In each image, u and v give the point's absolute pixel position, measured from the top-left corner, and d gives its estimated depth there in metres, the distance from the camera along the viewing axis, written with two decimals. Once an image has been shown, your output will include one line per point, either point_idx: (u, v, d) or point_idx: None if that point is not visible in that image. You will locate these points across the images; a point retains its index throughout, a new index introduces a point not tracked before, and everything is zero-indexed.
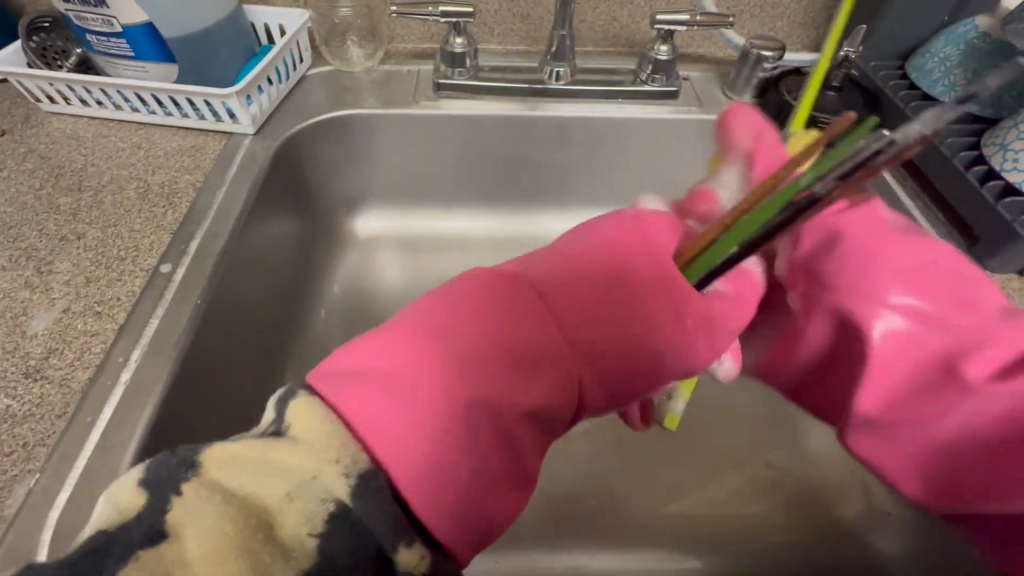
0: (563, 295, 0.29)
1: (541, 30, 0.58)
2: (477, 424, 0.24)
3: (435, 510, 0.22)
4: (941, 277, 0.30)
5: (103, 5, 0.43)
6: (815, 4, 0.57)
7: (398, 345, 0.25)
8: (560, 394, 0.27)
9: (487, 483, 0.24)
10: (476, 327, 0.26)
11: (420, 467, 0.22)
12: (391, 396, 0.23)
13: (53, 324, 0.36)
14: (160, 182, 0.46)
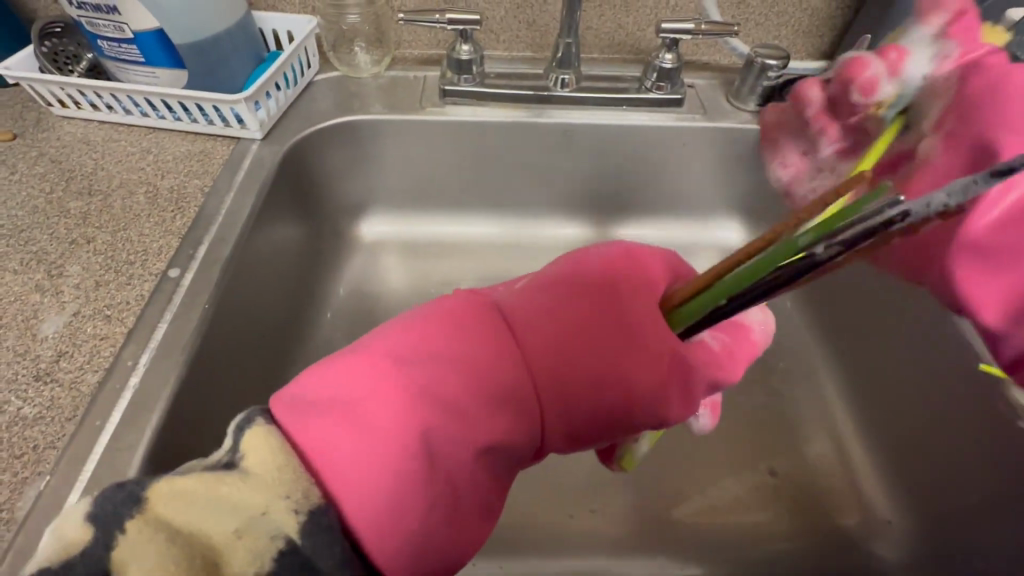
0: (531, 327, 0.29)
1: (547, 36, 0.59)
2: (431, 464, 0.24)
3: (383, 548, 0.24)
4: None
5: (115, 12, 0.44)
6: (820, 13, 0.57)
7: (358, 380, 0.26)
8: (519, 431, 0.27)
9: (442, 521, 0.25)
10: (441, 359, 0.27)
11: (366, 507, 0.23)
12: (346, 433, 0.24)
13: (63, 327, 0.37)
14: (169, 186, 0.46)
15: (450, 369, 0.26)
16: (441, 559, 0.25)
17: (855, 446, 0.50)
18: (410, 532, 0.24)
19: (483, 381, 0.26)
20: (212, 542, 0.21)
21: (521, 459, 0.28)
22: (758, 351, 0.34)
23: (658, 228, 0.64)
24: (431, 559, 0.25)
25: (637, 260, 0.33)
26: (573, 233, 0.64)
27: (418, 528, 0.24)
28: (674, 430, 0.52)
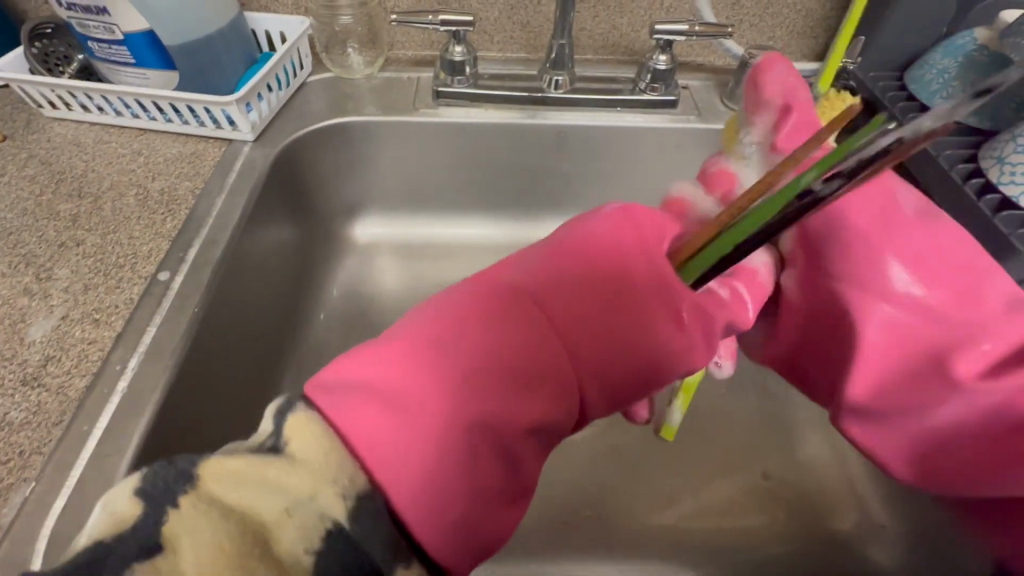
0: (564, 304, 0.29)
1: (540, 38, 0.58)
2: (474, 444, 0.25)
3: (440, 533, 0.23)
4: (947, 259, 0.32)
5: (104, 13, 0.44)
6: (814, 14, 0.57)
7: (396, 366, 0.25)
8: (559, 408, 0.27)
9: (491, 502, 0.25)
10: (478, 340, 0.26)
11: (419, 490, 0.23)
12: (387, 417, 0.23)
13: (51, 331, 0.37)
14: (160, 188, 0.46)
15: (489, 349, 0.26)
16: (485, 541, 0.25)
17: (850, 448, 0.50)
18: (464, 514, 0.24)
19: (523, 357, 0.27)
20: (262, 519, 0.21)
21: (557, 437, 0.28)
22: (766, 292, 0.34)
23: None
24: (476, 542, 0.24)
25: (636, 223, 0.32)
26: None
27: (471, 511, 0.24)
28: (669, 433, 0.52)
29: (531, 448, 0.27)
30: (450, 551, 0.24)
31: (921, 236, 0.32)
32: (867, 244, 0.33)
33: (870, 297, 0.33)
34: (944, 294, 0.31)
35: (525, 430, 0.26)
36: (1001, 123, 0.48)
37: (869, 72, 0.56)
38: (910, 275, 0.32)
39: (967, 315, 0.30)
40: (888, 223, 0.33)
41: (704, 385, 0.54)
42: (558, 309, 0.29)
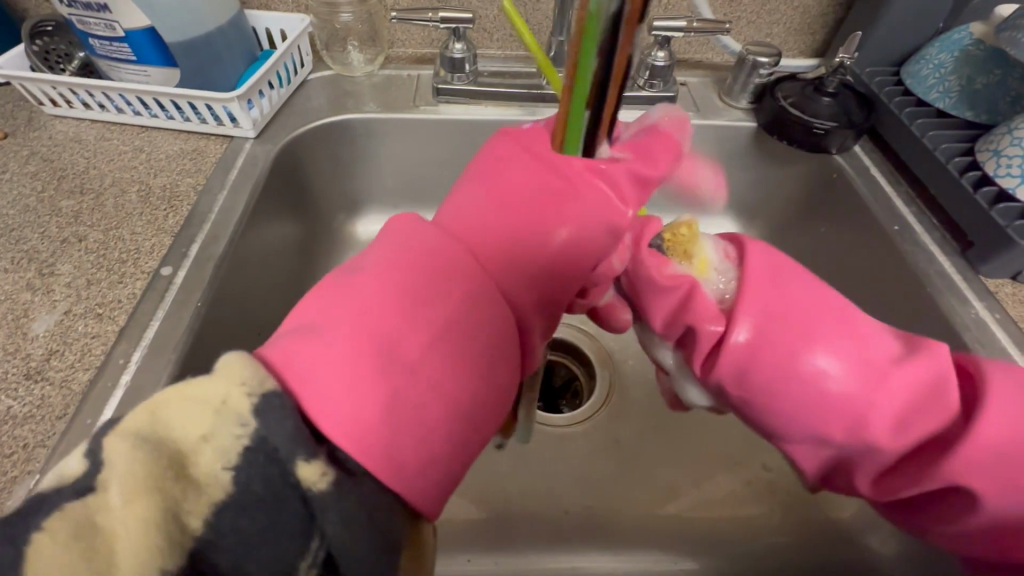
0: (474, 219, 0.29)
1: (540, 35, 0.59)
2: (398, 357, 0.24)
3: (361, 446, 0.22)
4: (807, 327, 0.26)
5: (106, 10, 0.44)
6: (812, 11, 0.57)
7: (329, 300, 0.25)
8: (486, 320, 0.27)
9: (418, 412, 0.23)
10: (385, 259, 0.27)
11: (336, 399, 0.22)
12: (315, 343, 0.23)
13: (53, 326, 0.37)
14: (162, 185, 0.46)
15: (396, 264, 0.27)
16: (428, 467, 0.24)
17: None
18: (385, 422, 0.22)
19: (430, 268, 0.26)
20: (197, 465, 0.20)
21: (497, 360, 0.27)
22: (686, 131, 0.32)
23: None
24: (416, 468, 0.23)
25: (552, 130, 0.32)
26: None
27: (392, 417, 0.23)
28: (668, 427, 0.52)
29: (454, 352, 0.25)
30: (377, 467, 0.22)
31: (803, 326, 0.26)
32: (780, 338, 0.26)
33: (785, 404, 0.27)
34: (833, 393, 0.26)
35: (438, 333, 0.25)
36: (998, 116, 0.48)
37: (867, 68, 0.56)
38: (813, 357, 0.26)
39: (885, 405, 0.25)
40: (793, 307, 0.27)
41: None
42: (467, 225, 0.29)
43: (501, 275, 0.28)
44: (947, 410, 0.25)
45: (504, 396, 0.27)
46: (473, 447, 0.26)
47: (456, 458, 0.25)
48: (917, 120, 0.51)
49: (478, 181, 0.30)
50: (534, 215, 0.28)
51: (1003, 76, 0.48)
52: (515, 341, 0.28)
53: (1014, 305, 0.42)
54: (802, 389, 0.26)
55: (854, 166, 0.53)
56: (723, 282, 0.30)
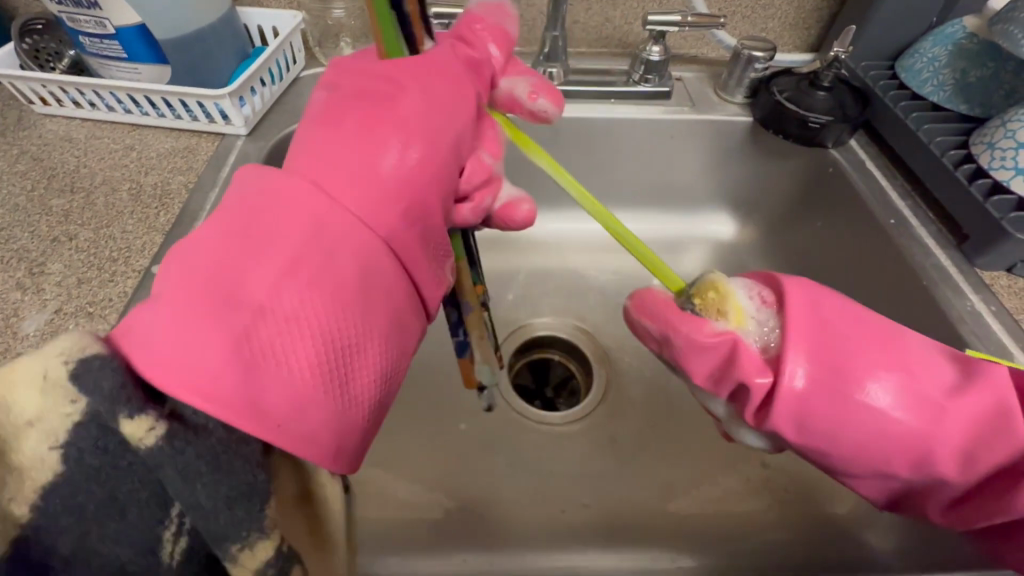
0: (320, 157, 0.26)
1: (534, 30, 0.59)
2: (261, 308, 0.23)
3: (215, 399, 0.21)
4: (871, 362, 0.28)
5: (95, 7, 0.43)
6: (806, 6, 0.57)
7: (179, 271, 0.23)
8: (353, 256, 0.25)
9: (277, 352, 0.22)
10: (230, 217, 0.25)
11: (177, 355, 0.21)
12: (162, 319, 0.22)
13: (44, 325, 0.36)
14: (153, 183, 0.46)
15: (240, 216, 0.25)
16: (333, 406, 0.24)
17: None
18: (237, 367, 0.21)
19: (275, 209, 0.25)
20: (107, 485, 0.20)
21: (380, 288, 0.26)
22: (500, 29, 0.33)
23: (648, 224, 0.63)
24: (319, 411, 0.23)
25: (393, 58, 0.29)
26: (563, 226, 0.63)
27: (247, 364, 0.22)
28: (665, 425, 0.52)
29: (315, 289, 0.24)
30: (240, 416, 0.21)
31: (863, 365, 0.28)
32: (853, 382, 0.27)
33: (863, 444, 0.28)
34: (893, 430, 0.27)
35: (289, 271, 0.23)
36: (992, 109, 0.48)
37: (861, 62, 0.56)
38: (880, 391, 0.27)
39: (948, 439, 0.27)
40: (851, 346, 0.28)
41: None
42: (315, 166, 0.26)
43: (357, 206, 0.26)
44: (1018, 436, 0.26)
45: (398, 329, 0.27)
46: (364, 386, 0.25)
47: (346, 399, 0.24)
48: (912, 115, 0.50)
49: (327, 126, 0.28)
50: (375, 141, 0.27)
51: (996, 69, 0.48)
52: (390, 272, 0.26)
53: (1010, 297, 0.42)
54: (866, 428, 0.27)
55: (849, 160, 0.53)
56: (764, 328, 0.29)
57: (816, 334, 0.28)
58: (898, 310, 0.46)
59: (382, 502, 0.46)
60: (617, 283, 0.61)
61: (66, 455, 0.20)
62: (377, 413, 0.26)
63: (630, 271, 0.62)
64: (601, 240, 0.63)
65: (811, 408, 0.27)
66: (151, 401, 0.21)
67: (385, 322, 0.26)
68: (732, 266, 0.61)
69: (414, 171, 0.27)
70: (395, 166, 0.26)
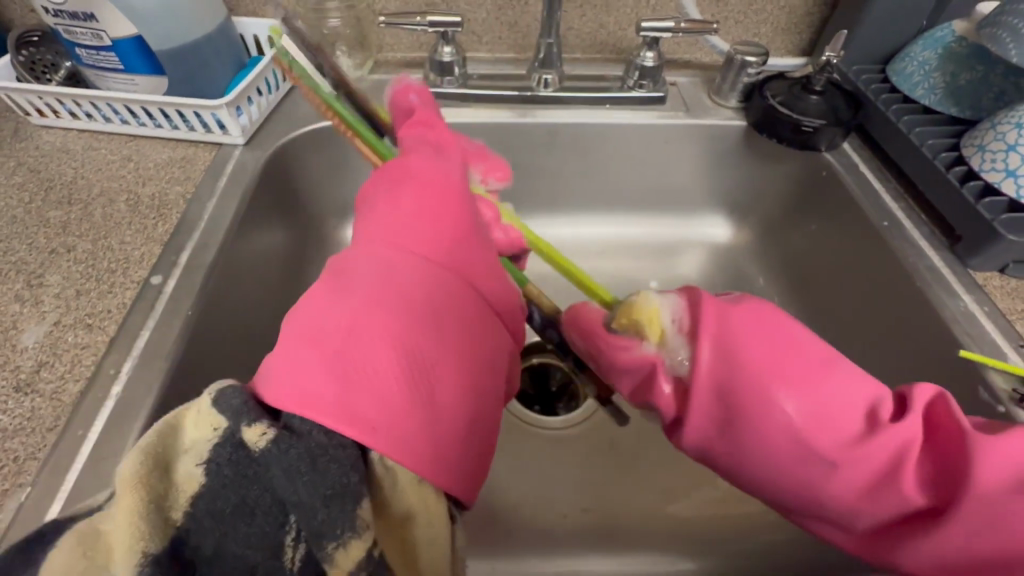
0: (385, 213, 0.30)
1: (528, 37, 0.59)
2: (361, 334, 0.25)
3: (319, 408, 0.23)
4: (787, 386, 0.26)
5: (93, 19, 0.44)
6: (798, 10, 0.58)
7: (296, 316, 0.26)
8: (437, 287, 0.28)
9: (375, 369, 0.24)
10: (335, 267, 0.28)
11: (299, 380, 0.23)
12: (289, 353, 0.24)
13: (43, 337, 0.36)
14: (151, 194, 0.46)
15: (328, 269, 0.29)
16: (431, 418, 0.25)
17: None
18: (335, 381, 0.23)
19: (353, 257, 0.29)
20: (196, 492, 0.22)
21: (460, 313, 0.28)
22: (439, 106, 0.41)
23: (643, 227, 0.64)
24: (419, 421, 0.24)
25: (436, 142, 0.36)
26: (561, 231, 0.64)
27: (353, 382, 0.24)
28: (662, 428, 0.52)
29: (391, 312, 0.26)
30: (338, 424, 0.23)
31: (764, 401, 0.26)
32: (759, 404, 0.26)
33: (773, 465, 0.27)
34: (797, 464, 0.26)
35: (384, 301, 0.26)
36: (982, 112, 0.49)
37: (853, 66, 0.57)
38: (792, 417, 0.26)
39: (858, 476, 0.26)
40: (753, 381, 0.26)
41: None
42: (398, 216, 0.30)
43: (416, 246, 0.29)
44: (908, 498, 0.25)
45: (479, 349, 0.29)
46: (446, 394, 0.26)
47: (433, 412, 0.25)
48: (904, 117, 0.51)
49: (379, 191, 0.32)
50: (441, 193, 0.31)
51: (985, 72, 0.49)
52: (450, 297, 0.28)
53: (1003, 298, 0.42)
54: (760, 459, 0.27)
55: (842, 163, 0.54)
56: (678, 351, 0.29)
57: (720, 355, 0.27)
58: (891, 311, 0.46)
59: None
60: (614, 286, 0.61)
61: (205, 469, 0.22)
62: (467, 434, 0.27)
63: (626, 274, 0.62)
64: (596, 244, 0.63)
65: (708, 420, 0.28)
66: (272, 416, 0.23)
67: (467, 343, 0.28)
68: (727, 268, 0.62)
69: (453, 217, 0.31)
70: (437, 213, 0.30)
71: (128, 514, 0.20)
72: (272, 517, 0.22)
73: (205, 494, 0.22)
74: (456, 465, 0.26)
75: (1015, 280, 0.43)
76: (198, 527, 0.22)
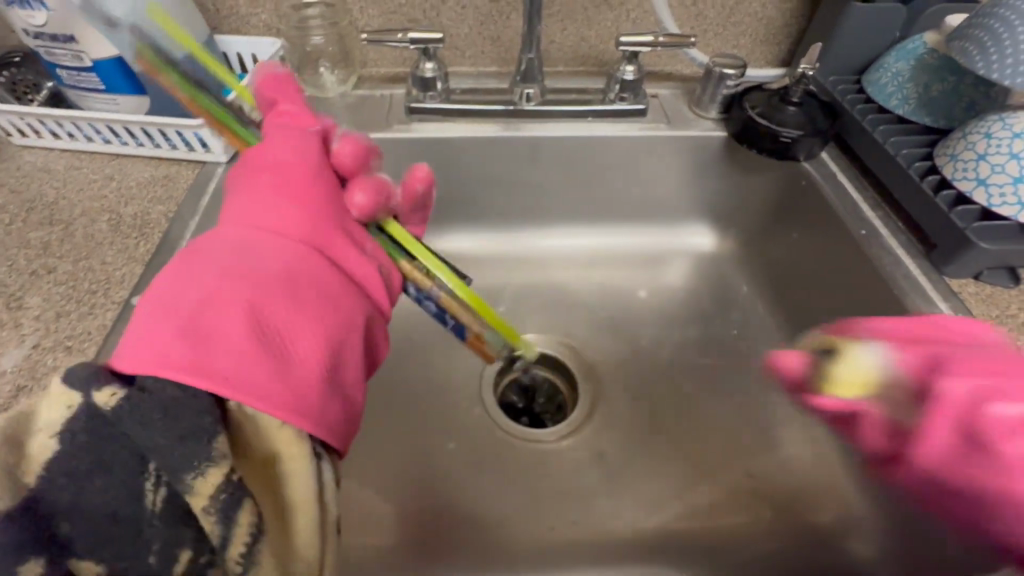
0: (245, 207, 0.33)
1: (511, 51, 0.60)
2: (216, 308, 0.28)
3: (174, 369, 0.25)
4: None
5: (73, 41, 0.44)
6: (775, 22, 0.59)
7: (153, 300, 0.28)
8: (293, 266, 0.31)
9: (228, 335, 0.27)
10: (190, 257, 0.31)
11: (152, 351, 0.26)
12: (146, 330, 0.27)
13: (21, 361, 0.36)
14: (133, 213, 0.46)
15: (182, 264, 0.30)
16: (287, 370, 0.28)
17: (829, 444, 0.50)
18: (192, 345, 0.26)
19: (211, 249, 0.31)
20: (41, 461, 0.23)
21: (317, 285, 0.32)
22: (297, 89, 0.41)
23: (629, 237, 0.64)
24: (278, 374, 0.28)
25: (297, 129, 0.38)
26: (548, 242, 0.64)
27: (204, 349, 0.26)
28: (649, 436, 0.52)
29: (248, 286, 0.29)
30: (197, 380, 0.25)
31: (987, 464, 0.25)
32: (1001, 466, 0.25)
33: (986, 513, 0.27)
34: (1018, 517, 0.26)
35: (234, 278, 0.29)
36: (955, 122, 0.50)
37: (830, 76, 0.58)
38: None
39: None
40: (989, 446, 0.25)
41: (685, 386, 0.55)
42: (252, 210, 0.33)
43: (277, 232, 0.33)
44: None
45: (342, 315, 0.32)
46: (304, 351, 0.29)
47: (295, 366, 0.29)
48: (879, 128, 0.52)
49: (242, 189, 0.35)
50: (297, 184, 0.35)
51: (956, 82, 0.49)
52: (310, 273, 0.32)
53: (978, 304, 0.43)
54: (974, 508, 0.27)
55: (820, 172, 0.55)
56: (909, 407, 0.26)
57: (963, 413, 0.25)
58: (870, 318, 0.47)
59: (367, 527, 0.46)
60: (601, 297, 0.62)
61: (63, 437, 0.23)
62: (328, 388, 0.30)
63: (614, 283, 0.63)
64: (583, 255, 0.64)
65: (932, 472, 0.27)
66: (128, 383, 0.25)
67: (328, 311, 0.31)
68: (710, 276, 0.63)
69: (316, 205, 0.35)
70: (299, 200, 0.34)
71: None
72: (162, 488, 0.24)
73: (58, 458, 0.23)
74: (318, 413, 0.29)
75: (990, 287, 0.44)
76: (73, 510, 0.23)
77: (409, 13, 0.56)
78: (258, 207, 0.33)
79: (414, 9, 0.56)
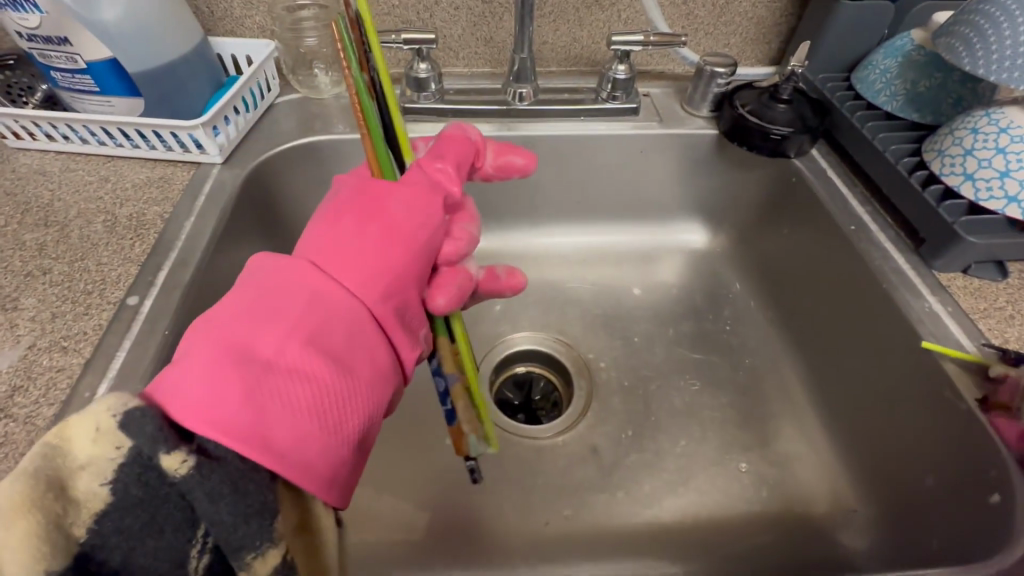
0: (335, 233, 0.28)
1: (503, 51, 0.60)
2: (280, 368, 0.24)
3: (228, 434, 0.23)
4: None
5: (66, 43, 0.44)
6: (765, 22, 0.59)
7: (214, 329, 0.25)
8: (368, 328, 0.27)
9: (291, 405, 0.24)
10: (263, 281, 0.27)
11: (207, 404, 0.23)
12: (203, 373, 0.23)
13: (17, 362, 0.37)
14: (128, 215, 0.46)
15: (253, 283, 0.27)
16: (336, 452, 0.25)
17: (822, 439, 0.51)
18: (247, 412, 0.23)
19: (285, 275, 0.27)
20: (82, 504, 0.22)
21: (387, 355, 0.28)
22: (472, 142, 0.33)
23: (622, 234, 0.65)
24: (326, 457, 0.25)
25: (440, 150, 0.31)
26: (542, 240, 0.64)
27: (262, 418, 0.23)
28: (645, 432, 0.52)
29: (318, 348, 0.25)
30: (249, 452, 0.23)
31: None
32: None
33: None
34: None
35: (307, 336, 0.25)
36: (943, 117, 0.51)
37: (819, 74, 0.59)
38: None
39: None
40: None
41: (678, 382, 0.55)
42: (340, 241, 0.28)
43: (352, 282, 0.27)
44: None
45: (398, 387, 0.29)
46: (356, 431, 0.26)
47: (341, 447, 0.26)
48: (868, 124, 0.53)
49: (340, 202, 0.29)
50: (401, 224, 0.28)
51: (943, 79, 0.50)
52: (381, 340, 0.28)
53: (965, 297, 0.44)
54: None
55: (811, 169, 0.55)
56: None
57: None
58: (860, 312, 0.47)
59: (365, 524, 0.47)
60: (595, 294, 0.62)
61: (116, 487, 0.22)
62: (360, 461, 0.28)
63: (608, 281, 0.63)
64: (576, 253, 0.64)
65: None
66: (184, 438, 0.23)
67: (389, 385, 0.28)
68: (703, 273, 0.63)
69: (402, 262, 0.28)
70: (382, 249, 0.28)
71: (17, 537, 0.20)
72: (181, 532, 0.23)
73: (104, 509, 0.22)
74: (344, 492, 0.26)
75: (977, 280, 0.45)
76: (103, 543, 0.22)
77: (403, 14, 0.56)
78: (348, 239, 0.28)
79: (407, 10, 0.56)
